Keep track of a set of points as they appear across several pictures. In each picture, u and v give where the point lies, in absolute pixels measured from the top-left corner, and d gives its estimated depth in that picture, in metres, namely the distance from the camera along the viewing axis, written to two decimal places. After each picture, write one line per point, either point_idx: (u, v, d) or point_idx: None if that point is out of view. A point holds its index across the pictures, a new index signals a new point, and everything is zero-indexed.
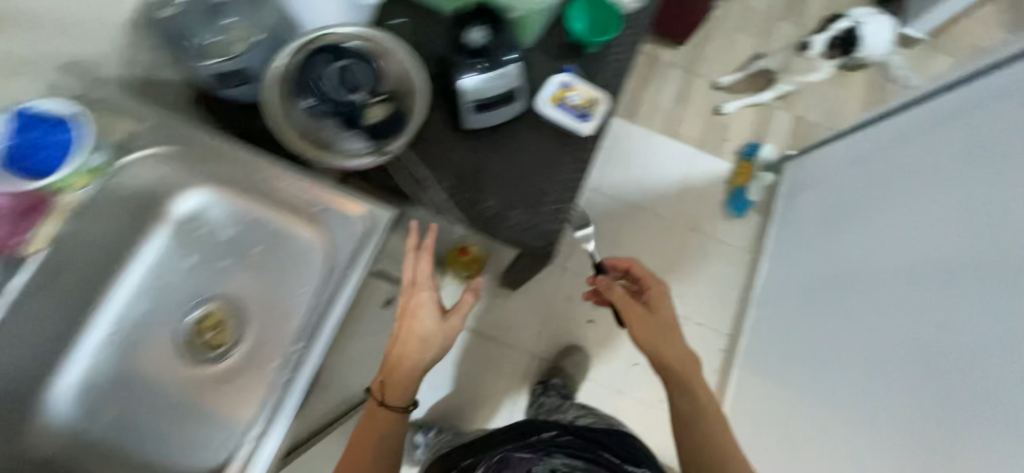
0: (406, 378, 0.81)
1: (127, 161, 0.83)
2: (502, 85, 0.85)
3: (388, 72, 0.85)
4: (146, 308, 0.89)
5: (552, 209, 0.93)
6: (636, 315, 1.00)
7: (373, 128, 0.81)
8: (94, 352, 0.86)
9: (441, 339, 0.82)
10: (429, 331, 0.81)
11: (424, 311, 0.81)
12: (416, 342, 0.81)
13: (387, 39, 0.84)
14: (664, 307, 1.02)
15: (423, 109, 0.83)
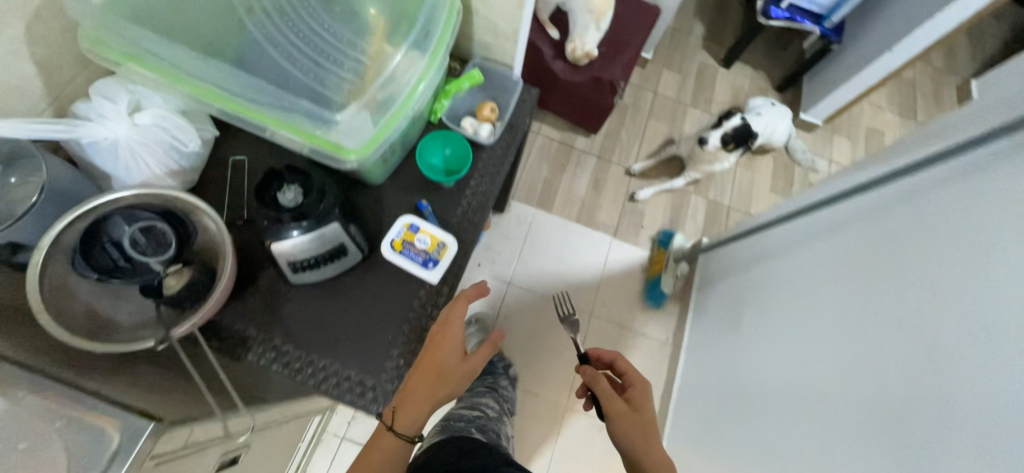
0: (424, 407, 0.77)
1: None
2: (320, 246, 0.77)
3: (191, 235, 0.76)
4: None
5: (398, 372, 0.84)
6: (643, 425, 0.91)
7: (170, 301, 0.72)
8: None
9: (459, 376, 0.79)
10: (451, 366, 0.78)
11: (439, 354, 0.78)
12: (434, 377, 0.77)
13: (189, 200, 0.77)
14: (646, 402, 0.95)
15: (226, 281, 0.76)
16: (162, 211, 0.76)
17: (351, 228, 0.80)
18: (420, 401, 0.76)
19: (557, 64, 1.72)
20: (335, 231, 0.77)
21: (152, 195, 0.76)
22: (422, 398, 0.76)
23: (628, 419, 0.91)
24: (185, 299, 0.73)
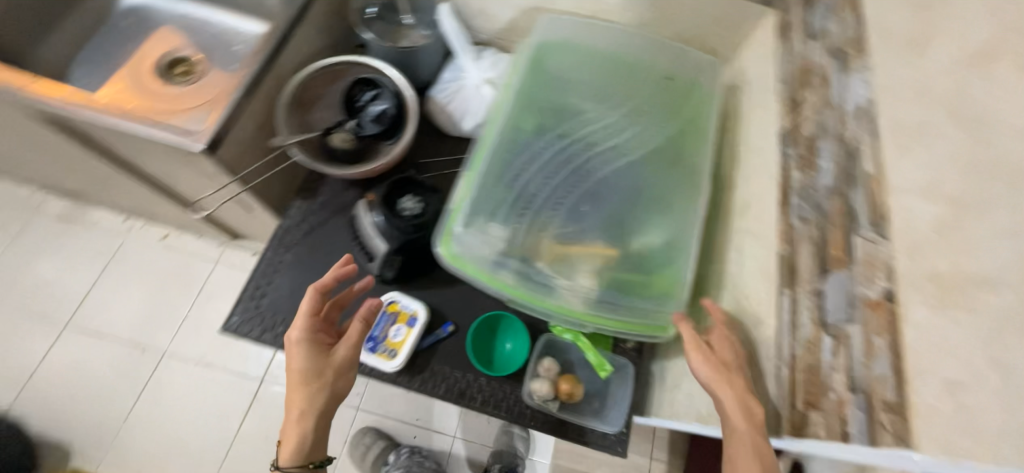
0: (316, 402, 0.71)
1: (252, 29, 1.08)
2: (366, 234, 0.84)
3: (380, 138, 0.93)
4: (177, 22, 1.09)
5: (269, 333, 0.86)
6: (734, 380, 0.60)
7: (322, 136, 0.90)
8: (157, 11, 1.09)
9: (295, 379, 0.72)
10: (309, 367, 0.72)
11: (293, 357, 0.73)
12: (292, 379, 0.72)
13: (409, 127, 0.94)
14: (702, 370, 0.63)
15: (342, 172, 0.90)
16: (401, 118, 0.94)
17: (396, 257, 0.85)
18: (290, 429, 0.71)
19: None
20: (386, 242, 0.82)
21: (413, 110, 0.95)
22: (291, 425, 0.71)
23: (706, 371, 0.62)
24: (327, 146, 0.90)
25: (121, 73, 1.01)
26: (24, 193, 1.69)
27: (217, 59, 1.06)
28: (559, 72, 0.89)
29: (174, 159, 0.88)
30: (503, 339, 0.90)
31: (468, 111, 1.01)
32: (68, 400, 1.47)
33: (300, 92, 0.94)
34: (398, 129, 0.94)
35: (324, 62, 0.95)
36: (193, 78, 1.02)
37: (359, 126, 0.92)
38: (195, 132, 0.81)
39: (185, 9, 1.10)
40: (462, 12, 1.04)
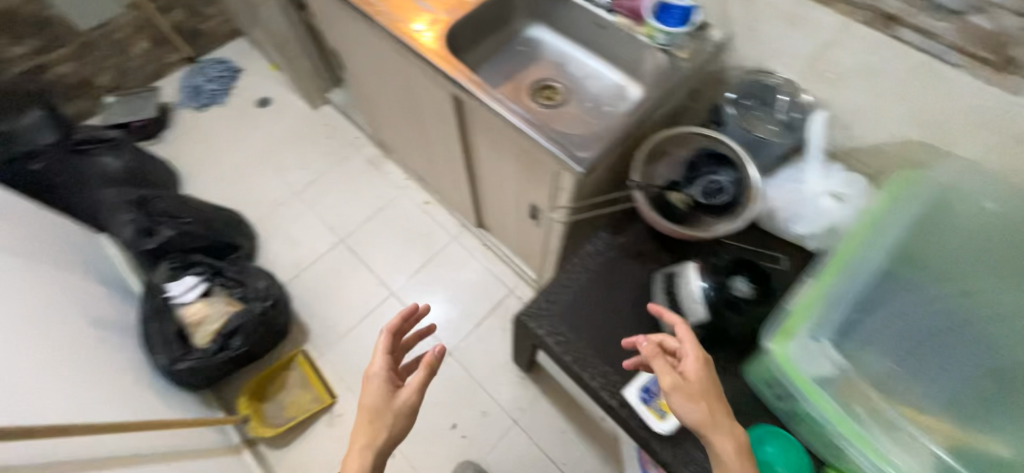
0: (385, 431, 0.90)
1: (614, 79, 1.23)
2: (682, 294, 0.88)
3: (712, 212, 0.97)
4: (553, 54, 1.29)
5: (554, 336, 0.96)
6: (715, 405, 0.71)
7: (665, 190, 0.99)
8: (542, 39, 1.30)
9: (367, 410, 0.91)
10: (379, 404, 0.91)
11: (368, 396, 0.93)
12: (363, 411, 0.91)
13: (746, 214, 0.96)
14: (699, 383, 0.73)
15: (670, 228, 0.96)
16: (739, 201, 0.97)
17: (699, 328, 0.88)
18: (353, 456, 0.88)
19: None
20: (710, 313, 0.85)
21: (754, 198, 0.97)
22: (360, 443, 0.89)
23: (688, 408, 0.70)
24: (665, 202, 0.98)
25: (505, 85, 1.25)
26: (351, 134, 2.19)
27: (577, 95, 1.23)
28: (937, 218, 0.88)
29: (545, 166, 1.05)
30: (774, 460, 0.82)
31: (800, 215, 0.98)
32: (320, 296, 1.81)
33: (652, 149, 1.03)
34: (733, 210, 0.97)
35: (684, 129, 1.02)
36: (557, 106, 1.21)
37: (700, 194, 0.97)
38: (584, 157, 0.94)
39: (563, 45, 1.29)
40: (841, 124, 1.02)
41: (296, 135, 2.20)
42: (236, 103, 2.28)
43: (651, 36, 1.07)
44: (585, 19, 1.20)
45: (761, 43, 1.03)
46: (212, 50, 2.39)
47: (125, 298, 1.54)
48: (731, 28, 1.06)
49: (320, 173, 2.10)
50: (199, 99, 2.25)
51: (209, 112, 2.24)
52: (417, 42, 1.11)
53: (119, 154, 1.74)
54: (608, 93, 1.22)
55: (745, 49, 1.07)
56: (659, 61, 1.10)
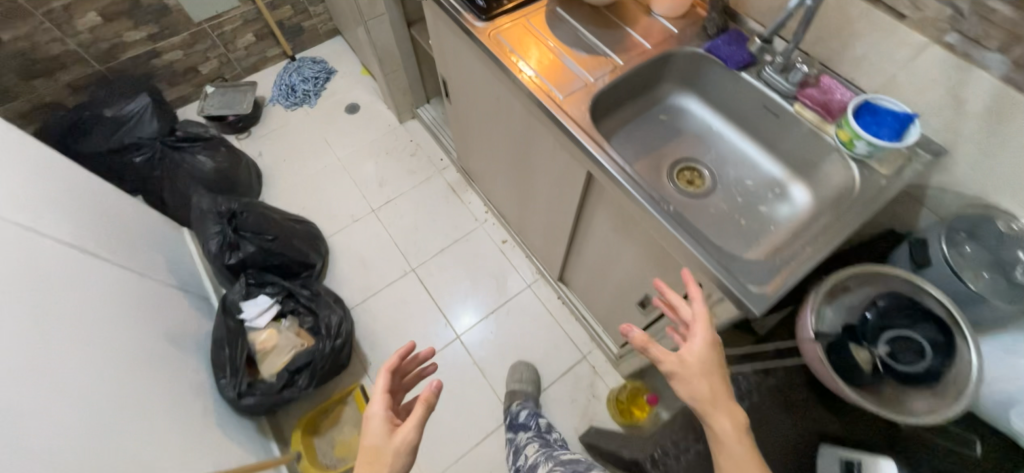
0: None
1: (775, 174, 1.04)
2: None
3: (914, 386, 0.78)
4: (702, 132, 1.12)
5: None
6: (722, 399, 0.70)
7: (847, 342, 0.83)
8: (689, 112, 1.13)
9: (370, 452, 0.80)
10: (379, 444, 0.80)
11: (369, 436, 0.82)
12: (364, 451, 0.80)
13: (961, 401, 0.74)
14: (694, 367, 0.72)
15: (849, 393, 0.79)
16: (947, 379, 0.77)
17: None
18: None
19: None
20: None
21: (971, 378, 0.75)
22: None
23: (693, 389, 0.71)
24: (847, 363, 0.81)
25: (641, 163, 1.09)
26: (436, 155, 2.10)
27: (726, 186, 1.05)
28: None
29: (693, 279, 0.88)
30: None
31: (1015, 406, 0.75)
32: (384, 327, 1.73)
33: (834, 283, 0.87)
34: (937, 389, 0.77)
35: (880, 268, 0.85)
36: (700, 193, 1.05)
37: (892, 357, 0.80)
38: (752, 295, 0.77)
39: (714, 122, 1.11)
40: None
41: (381, 148, 2.13)
42: (327, 105, 2.25)
43: (846, 143, 0.87)
44: (754, 101, 1.02)
45: (994, 175, 0.82)
46: (310, 48, 2.37)
47: (201, 309, 1.54)
48: (952, 147, 0.85)
49: (400, 192, 2.02)
50: (293, 98, 2.23)
51: (300, 112, 2.22)
52: (561, 109, 0.97)
53: (211, 151, 1.73)
54: (763, 190, 1.04)
55: (965, 175, 0.86)
56: (850, 171, 0.89)
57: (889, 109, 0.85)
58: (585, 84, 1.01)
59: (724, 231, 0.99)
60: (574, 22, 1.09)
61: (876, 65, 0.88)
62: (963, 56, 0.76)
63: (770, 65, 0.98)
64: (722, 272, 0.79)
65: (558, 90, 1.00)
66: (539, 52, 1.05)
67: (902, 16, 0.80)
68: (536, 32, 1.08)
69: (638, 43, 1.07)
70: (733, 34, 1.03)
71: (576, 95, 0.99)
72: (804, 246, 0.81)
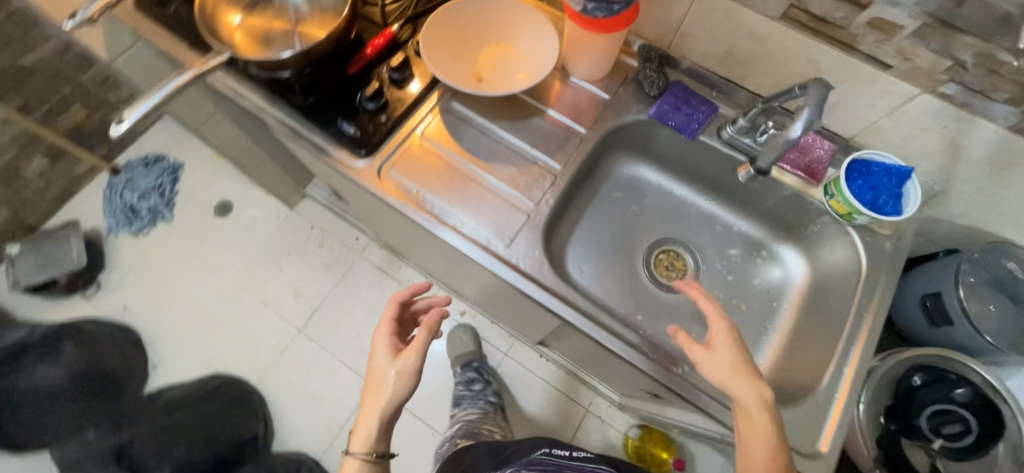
0: (391, 400, 0.72)
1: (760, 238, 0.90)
2: None
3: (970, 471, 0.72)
4: (665, 203, 0.94)
5: None
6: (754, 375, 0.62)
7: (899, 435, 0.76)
8: (645, 183, 0.94)
9: (392, 366, 0.73)
10: (382, 364, 0.74)
11: (376, 359, 0.75)
12: (378, 352, 0.76)
13: None
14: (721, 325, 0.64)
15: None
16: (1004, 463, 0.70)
17: None
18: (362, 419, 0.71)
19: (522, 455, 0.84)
20: None
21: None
22: (372, 405, 0.72)
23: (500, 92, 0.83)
24: (899, 458, 0.74)
25: (614, 267, 0.91)
26: (349, 236, 1.76)
27: (712, 267, 0.91)
28: None
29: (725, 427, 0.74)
30: None
31: None
32: None
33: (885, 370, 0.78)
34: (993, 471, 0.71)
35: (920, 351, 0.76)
36: (687, 285, 0.90)
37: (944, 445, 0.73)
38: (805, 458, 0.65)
39: (676, 188, 0.94)
40: None
41: (281, 247, 1.74)
42: (188, 214, 1.76)
43: (843, 214, 0.75)
44: (720, 164, 0.85)
45: (994, 209, 0.74)
46: (135, 143, 1.80)
47: None
48: (947, 187, 0.75)
49: (323, 295, 1.69)
50: (140, 219, 1.72)
51: (156, 234, 1.72)
52: (512, 266, 0.74)
53: (56, 362, 1.49)
54: (753, 259, 0.90)
55: (961, 209, 0.77)
56: (850, 239, 0.78)
57: (882, 166, 0.73)
58: (525, 214, 0.78)
59: (731, 328, 0.85)
60: (482, 122, 0.83)
61: (853, 112, 0.73)
62: (963, 106, 0.63)
63: (731, 124, 0.80)
64: None
65: (498, 237, 0.76)
66: (453, 184, 0.79)
67: (886, 65, 0.65)
68: (437, 153, 0.81)
69: (568, 129, 0.83)
70: (676, 89, 0.83)
71: (520, 234, 0.76)
72: (841, 365, 0.69)
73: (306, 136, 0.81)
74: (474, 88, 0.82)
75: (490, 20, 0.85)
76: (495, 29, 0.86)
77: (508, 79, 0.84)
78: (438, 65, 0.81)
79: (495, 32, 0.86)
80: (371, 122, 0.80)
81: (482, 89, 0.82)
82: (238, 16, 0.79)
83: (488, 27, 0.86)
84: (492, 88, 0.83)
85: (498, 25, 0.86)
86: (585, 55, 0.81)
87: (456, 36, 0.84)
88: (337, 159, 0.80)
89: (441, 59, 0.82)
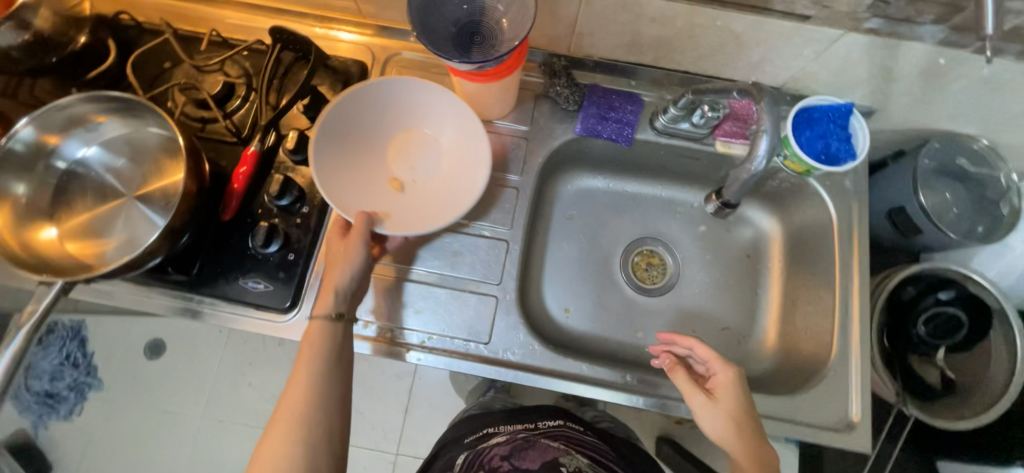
0: (347, 275, 0.64)
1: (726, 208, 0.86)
2: None
3: (973, 366, 0.75)
4: (625, 206, 0.88)
5: None
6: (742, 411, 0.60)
7: (902, 351, 0.79)
8: (595, 191, 0.87)
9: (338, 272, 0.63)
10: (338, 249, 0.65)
11: (330, 241, 0.66)
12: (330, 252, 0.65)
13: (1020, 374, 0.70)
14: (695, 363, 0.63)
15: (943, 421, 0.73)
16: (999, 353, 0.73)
17: None
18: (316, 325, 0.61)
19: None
20: None
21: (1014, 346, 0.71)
22: (329, 282, 0.63)
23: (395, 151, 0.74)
24: (912, 373, 0.78)
25: (603, 294, 0.84)
26: None
27: (692, 252, 0.86)
28: None
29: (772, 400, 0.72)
30: None
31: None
32: None
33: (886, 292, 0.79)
34: (991, 364, 0.73)
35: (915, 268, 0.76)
36: (671, 279, 0.85)
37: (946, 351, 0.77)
38: (843, 430, 0.66)
39: (627, 185, 0.87)
40: None
41: (236, 364, 1.45)
42: None
43: (801, 171, 0.72)
44: (663, 153, 0.79)
45: (931, 110, 0.73)
46: None
47: None
48: (883, 106, 0.73)
49: None
50: None
51: None
52: (501, 362, 0.68)
53: None
54: (726, 230, 0.86)
55: (899, 118, 0.76)
56: (813, 187, 0.75)
57: (824, 111, 0.69)
58: (492, 298, 0.70)
59: (730, 310, 0.82)
60: (404, 213, 0.72)
61: (780, 65, 0.68)
62: (891, 35, 0.60)
63: (662, 113, 0.73)
64: (800, 427, 0.66)
65: (474, 337, 0.68)
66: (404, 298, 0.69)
67: (804, 17, 0.59)
68: (370, 269, 0.70)
69: (499, 182, 0.74)
70: (594, 96, 0.75)
71: (497, 324, 0.69)
72: (843, 327, 0.71)
73: (213, 310, 0.68)
74: (394, 197, 0.71)
75: (388, 113, 0.73)
76: (397, 121, 0.73)
77: (429, 174, 0.73)
78: (346, 189, 0.68)
79: (398, 123, 0.74)
80: (280, 266, 0.67)
81: (405, 202, 0.71)
82: (52, 227, 0.60)
83: (388, 121, 0.73)
84: (418, 193, 0.72)
85: (399, 114, 0.73)
86: (484, 98, 0.70)
87: (357, 146, 0.71)
88: (260, 322, 0.67)
89: (348, 180, 0.69)
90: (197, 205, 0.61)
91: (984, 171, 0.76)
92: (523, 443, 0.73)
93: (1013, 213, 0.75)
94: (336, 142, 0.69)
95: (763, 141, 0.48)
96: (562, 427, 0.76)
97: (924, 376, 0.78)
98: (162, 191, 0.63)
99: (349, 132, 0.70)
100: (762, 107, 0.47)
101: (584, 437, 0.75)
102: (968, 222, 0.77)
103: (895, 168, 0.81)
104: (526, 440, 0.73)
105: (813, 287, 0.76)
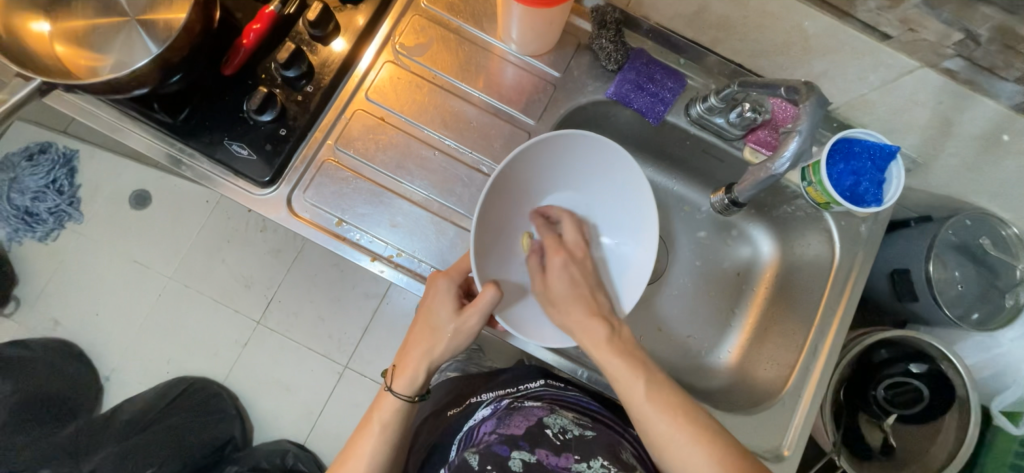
0: (441, 352, 0.63)
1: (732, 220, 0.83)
2: None
3: (918, 439, 0.75)
4: None
5: None
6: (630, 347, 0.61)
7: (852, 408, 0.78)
8: None
9: (438, 343, 0.63)
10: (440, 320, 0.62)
11: (436, 311, 0.62)
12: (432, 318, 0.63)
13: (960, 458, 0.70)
14: (557, 282, 0.66)
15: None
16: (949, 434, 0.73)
17: None
18: (407, 367, 0.64)
19: (511, 437, 0.63)
20: None
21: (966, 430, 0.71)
22: (418, 356, 0.64)
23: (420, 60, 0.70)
24: (856, 433, 0.78)
25: None
26: None
27: (684, 253, 0.84)
28: None
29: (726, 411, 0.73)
30: None
31: (994, 396, 0.77)
32: None
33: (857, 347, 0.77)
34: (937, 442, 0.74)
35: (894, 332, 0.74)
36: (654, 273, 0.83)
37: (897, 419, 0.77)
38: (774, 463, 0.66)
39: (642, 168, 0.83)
40: None
41: (217, 235, 1.43)
42: (101, 210, 1.40)
43: (821, 203, 0.68)
44: (688, 144, 0.75)
45: (975, 180, 0.68)
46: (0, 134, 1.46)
47: None
48: (928, 161, 0.69)
49: (277, 283, 1.42)
50: (43, 223, 1.37)
51: (67, 241, 1.39)
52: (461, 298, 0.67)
53: None
54: (725, 243, 0.84)
55: (939, 181, 0.72)
56: (827, 224, 0.72)
57: (866, 147, 0.64)
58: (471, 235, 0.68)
59: (704, 321, 0.81)
60: (408, 123, 0.69)
61: (839, 84, 0.63)
62: (967, 83, 0.55)
63: (700, 101, 0.68)
64: None
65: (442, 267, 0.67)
66: (384, 208, 0.67)
67: (885, 36, 0.54)
68: (359, 170, 0.67)
69: (513, 122, 0.71)
70: (637, 62, 0.69)
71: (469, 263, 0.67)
72: (807, 367, 0.69)
73: (193, 164, 0.66)
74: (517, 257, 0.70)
75: (435, 47, 0.70)
76: (445, 55, 0.71)
77: (467, 114, 0.70)
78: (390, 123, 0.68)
79: (443, 56, 0.71)
80: (268, 138, 0.64)
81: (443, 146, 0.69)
82: (44, 22, 0.57)
83: (436, 53, 0.70)
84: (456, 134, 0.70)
85: (445, 49, 0.71)
86: (523, 27, 0.66)
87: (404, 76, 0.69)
88: (237, 188, 0.66)
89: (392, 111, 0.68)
90: (198, 47, 0.57)
91: (1004, 258, 0.72)
92: (505, 408, 0.71)
93: (1015, 308, 0.72)
94: (490, 201, 0.65)
95: (794, 141, 0.44)
96: (542, 387, 0.75)
97: (866, 437, 0.78)
98: (166, 23, 0.60)
99: (503, 191, 0.66)
100: (805, 103, 0.42)
101: (566, 393, 0.75)
102: (963, 306, 0.74)
103: (914, 231, 0.77)
104: (509, 404, 0.71)
105: (792, 322, 0.74)
